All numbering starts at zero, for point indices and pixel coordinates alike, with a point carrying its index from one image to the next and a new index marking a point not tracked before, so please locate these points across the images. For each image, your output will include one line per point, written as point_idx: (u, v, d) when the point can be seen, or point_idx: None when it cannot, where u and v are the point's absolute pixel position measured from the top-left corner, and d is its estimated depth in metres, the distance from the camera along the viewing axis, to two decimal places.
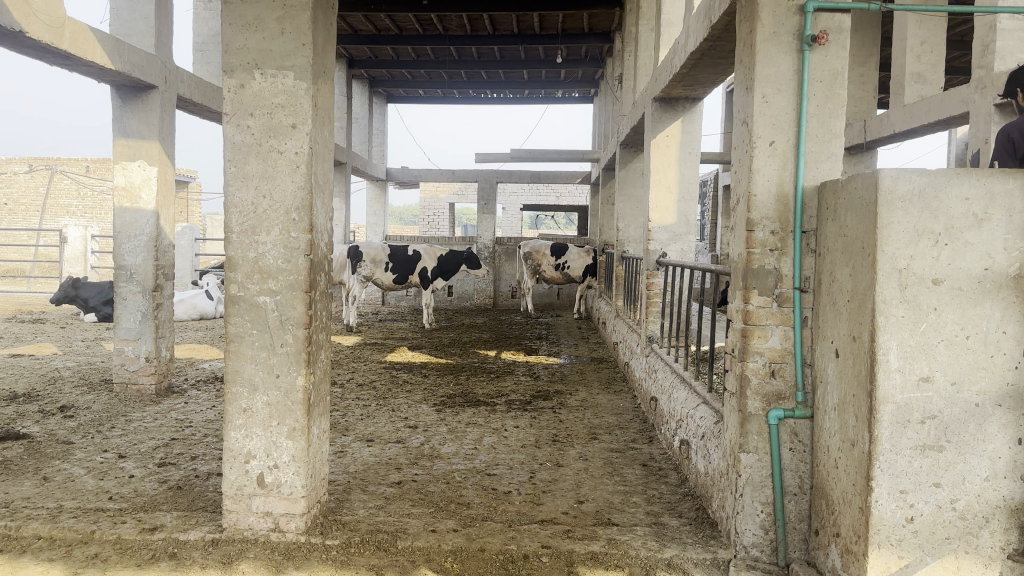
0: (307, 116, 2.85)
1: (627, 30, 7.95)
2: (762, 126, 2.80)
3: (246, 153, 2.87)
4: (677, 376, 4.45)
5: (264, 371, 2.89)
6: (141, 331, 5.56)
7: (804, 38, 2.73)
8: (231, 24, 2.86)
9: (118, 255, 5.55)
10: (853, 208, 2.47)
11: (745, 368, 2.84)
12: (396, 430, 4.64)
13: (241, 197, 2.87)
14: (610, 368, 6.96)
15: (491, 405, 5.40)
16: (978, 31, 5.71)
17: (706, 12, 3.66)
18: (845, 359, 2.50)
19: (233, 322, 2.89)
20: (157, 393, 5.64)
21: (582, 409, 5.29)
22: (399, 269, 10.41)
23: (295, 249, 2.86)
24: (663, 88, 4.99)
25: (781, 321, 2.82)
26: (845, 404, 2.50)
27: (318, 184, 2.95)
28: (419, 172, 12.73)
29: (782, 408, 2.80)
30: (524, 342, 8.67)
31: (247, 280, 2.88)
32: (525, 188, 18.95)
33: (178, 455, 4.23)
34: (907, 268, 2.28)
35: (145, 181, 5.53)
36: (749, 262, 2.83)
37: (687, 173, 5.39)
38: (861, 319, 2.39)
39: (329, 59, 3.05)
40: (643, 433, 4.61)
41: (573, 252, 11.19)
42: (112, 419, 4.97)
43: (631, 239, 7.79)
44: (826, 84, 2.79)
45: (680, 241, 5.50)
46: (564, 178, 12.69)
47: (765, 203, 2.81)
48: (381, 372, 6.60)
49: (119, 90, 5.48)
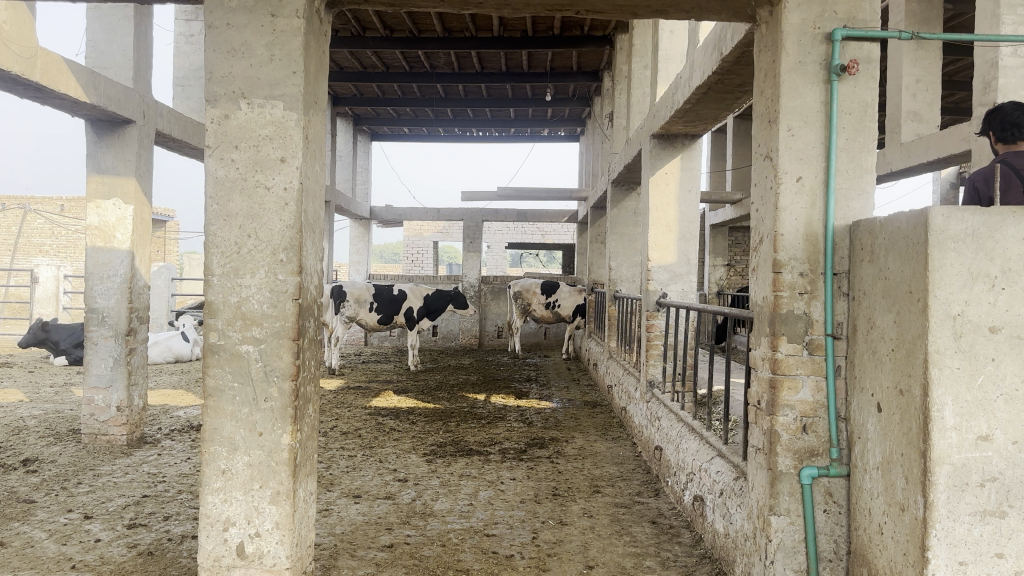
0: (297, 149, 2.63)
1: (618, 68, 7.84)
2: (789, 160, 2.60)
3: (230, 189, 2.63)
4: (684, 425, 4.20)
5: (246, 429, 2.62)
6: (112, 378, 5.25)
7: (833, 68, 2.56)
8: (215, 50, 2.64)
9: (90, 297, 5.23)
10: (895, 250, 2.27)
11: (775, 423, 2.60)
12: (385, 484, 4.35)
13: (223, 237, 2.62)
14: (605, 412, 6.69)
15: (484, 455, 5.11)
16: (978, 68, 5.61)
17: (715, 43, 3.49)
18: (891, 414, 2.27)
19: (211, 374, 2.62)
20: (128, 445, 5.30)
21: (581, 458, 5.01)
22: (383, 309, 10.13)
23: (282, 293, 2.62)
24: (663, 124, 4.82)
25: (812, 370, 2.60)
26: (891, 463, 2.26)
27: (308, 222, 2.71)
28: (403, 211, 12.52)
29: (816, 466, 2.57)
30: (513, 385, 8.38)
31: (228, 327, 2.63)
32: (510, 227, 18.85)
33: (149, 514, 3.90)
34: (961, 315, 2.07)
35: (119, 221, 5.26)
36: (777, 306, 2.61)
37: (687, 213, 5.23)
38: (910, 371, 2.16)
39: (321, 89, 2.84)
40: (648, 486, 4.34)
41: (564, 291, 10.99)
42: (79, 474, 4.63)
43: (624, 278, 7.60)
44: (855, 117, 2.62)
45: (681, 281, 5.30)
46: (550, 217, 12.54)
47: (793, 243, 2.60)
48: (367, 419, 6.29)
49: (94, 125, 5.23)
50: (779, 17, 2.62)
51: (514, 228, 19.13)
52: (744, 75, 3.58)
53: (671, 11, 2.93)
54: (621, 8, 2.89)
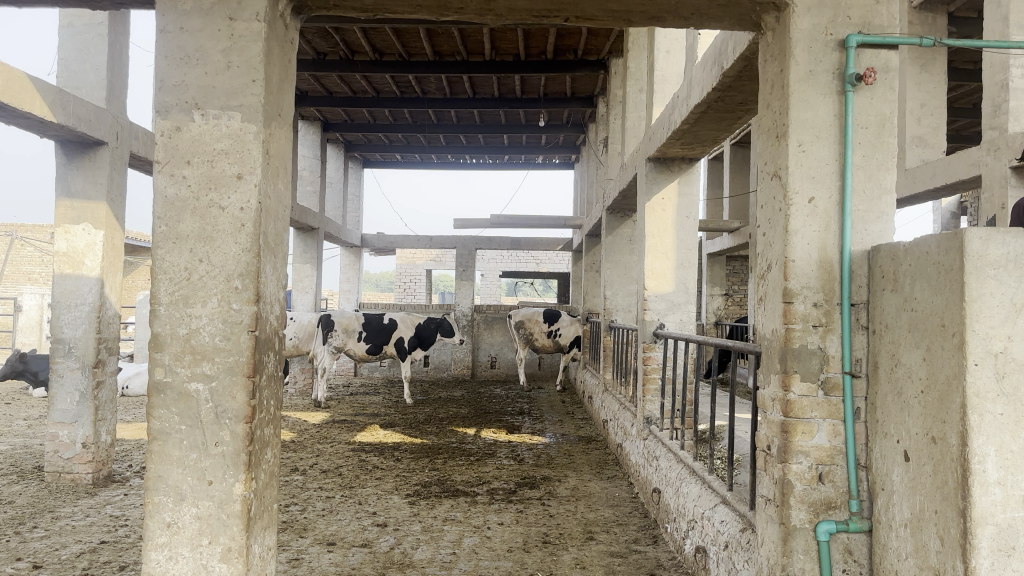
0: (255, 165, 2.37)
1: (613, 92, 7.63)
2: (800, 179, 2.35)
3: (180, 210, 2.37)
4: (684, 467, 3.89)
5: (194, 477, 2.33)
6: (78, 413, 4.92)
7: (847, 77, 2.32)
8: (167, 57, 2.40)
9: (57, 327, 4.93)
10: (924, 279, 2.01)
11: (788, 471, 2.32)
12: (362, 530, 4.04)
13: (172, 262, 2.36)
14: (600, 448, 6.38)
15: (471, 496, 4.80)
16: (987, 91, 5.40)
17: (714, 58, 3.27)
18: (921, 463, 1.99)
19: (157, 415, 2.34)
20: (94, 484, 4.98)
21: (574, 500, 4.70)
22: (372, 339, 9.80)
23: (237, 324, 2.35)
24: (659, 146, 4.57)
25: (829, 413, 2.33)
26: (921, 520, 1.98)
27: (267, 245, 2.44)
28: (395, 238, 12.25)
29: (834, 520, 2.29)
30: (505, 418, 8.05)
31: (176, 362, 2.35)
32: (505, 255, 18.64)
33: (105, 564, 3.59)
34: (1004, 352, 1.80)
35: (89, 247, 4.98)
36: (788, 340, 2.34)
37: (685, 239, 4.97)
38: (944, 417, 1.89)
39: (285, 101, 2.59)
40: (645, 532, 4.04)
41: (565, 320, 10.71)
42: (36, 517, 4.31)
43: (620, 308, 7.33)
44: (872, 131, 2.37)
45: (680, 311, 5.02)
46: (544, 245, 12.29)
47: (806, 270, 2.34)
48: (349, 456, 5.96)
49: (64, 147, 4.98)
50: (787, 22, 2.39)
51: (509, 256, 18.86)
52: (746, 91, 3.34)
53: (668, 18, 2.69)
54: (615, 14, 2.66)
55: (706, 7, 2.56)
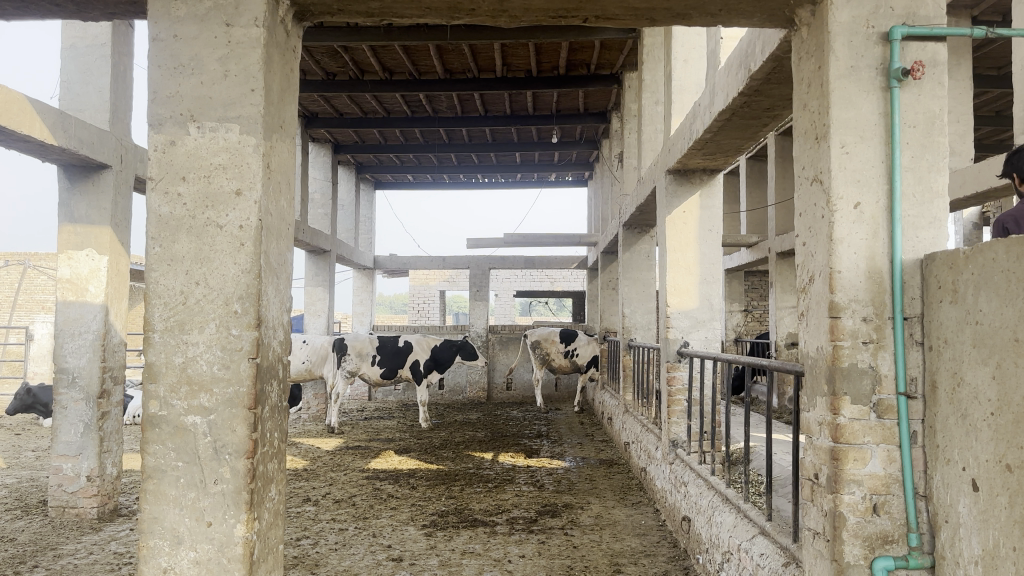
0: (255, 180, 2.21)
1: (627, 106, 7.48)
2: (844, 183, 2.16)
3: (176, 229, 2.22)
4: (716, 494, 3.66)
5: (192, 519, 2.15)
6: (83, 445, 4.76)
7: (892, 73, 2.14)
8: (160, 67, 2.25)
9: (59, 357, 4.77)
10: (989, 289, 1.81)
11: (839, 503, 2.11)
12: (377, 566, 3.83)
13: (167, 286, 2.20)
14: (622, 472, 6.15)
15: (490, 526, 4.58)
16: None
17: (740, 61, 3.09)
18: (993, 494, 1.78)
19: (151, 451, 2.17)
20: (99, 518, 4.80)
21: (598, 530, 4.48)
22: (387, 363, 9.59)
23: (235, 351, 2.17)
24: (680, 158, 4.40)
25: (883, 438, 2.13)
26: (995, 558, 1.77)
27: (269, 266, 2.28)
28: (407, 260, 12.12)
29: (891, 556, 2.08)
30: (522, 441, 7.84)
31: (171, 395, 2.18)
32: (519, 274, 18.52)
33: None
34: None
35: (93, 273, 4.83)
36: (836, 359, 2.14)
37: (708, 253, 4.79)
38: (1021, 442, 1.68)
39: (287, 111, 2.44)
40: (675, 564, 3.82)
41: (581, 340, 10.51)
42: (37, 556, 4.13)
43: (638, 326, 7.14)
44: (921, 130, 2.18)
45: (704, 328, 4.82)
46: (559, 264, 12.11)
47: (853, 282, 2.15)
48: (363, 485, 5.76)
49: (67, 171, 4.85)
50: (825, 15, 2.21)
51: (522, 276, 18.74)
52: (774, 95, 3.16)
53: (694, 15, 2.52)
54: (637, 12, 2.49)
55: (735, 2, 2.39)
